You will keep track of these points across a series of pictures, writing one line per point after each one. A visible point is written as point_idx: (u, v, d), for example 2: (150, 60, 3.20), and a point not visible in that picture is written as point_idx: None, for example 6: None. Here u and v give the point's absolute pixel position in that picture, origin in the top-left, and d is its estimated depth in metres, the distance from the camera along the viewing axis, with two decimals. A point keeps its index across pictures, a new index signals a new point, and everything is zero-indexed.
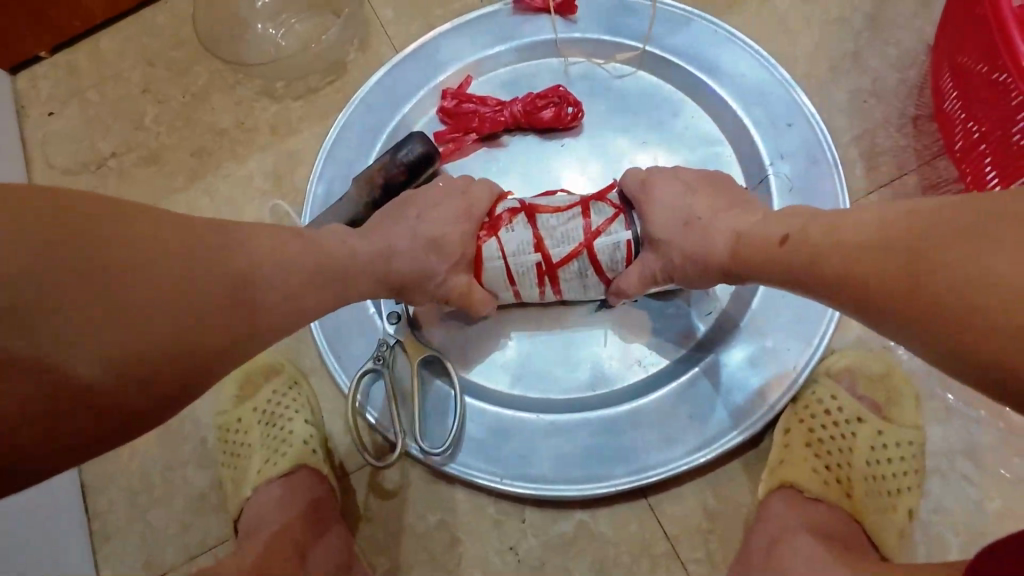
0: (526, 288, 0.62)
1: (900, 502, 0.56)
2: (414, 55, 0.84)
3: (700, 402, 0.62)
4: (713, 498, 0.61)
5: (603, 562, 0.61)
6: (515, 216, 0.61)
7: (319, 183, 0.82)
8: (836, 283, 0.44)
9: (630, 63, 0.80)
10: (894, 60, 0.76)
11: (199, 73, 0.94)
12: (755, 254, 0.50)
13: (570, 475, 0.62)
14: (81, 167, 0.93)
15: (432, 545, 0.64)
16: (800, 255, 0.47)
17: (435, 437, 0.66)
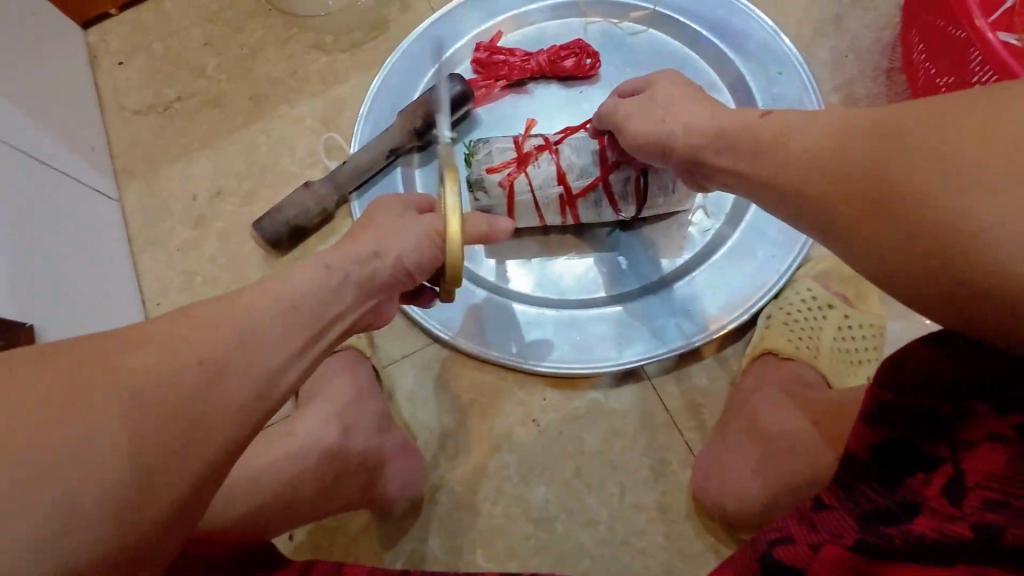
0: (550, 215, 0.73)
1: (860, 371, 0.68)
2: (451, 13, 0.95)
3: (696, 297, 0.73)
4: (706, 378, 0.72)
5: (612, 431, 0.72)
6: (541, 153, 0.71)
7: (365, 121, 0.94)
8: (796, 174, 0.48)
9: (640, 22, 0.92)
10: (871, 22, 0.87)
11: (256, 28, 1.06)
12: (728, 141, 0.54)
13: (583, 357, 0.73)
14: (148, 109, 1.04)
15: (465, 418, 0.75)
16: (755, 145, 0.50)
17: (467, 327, 0.76)
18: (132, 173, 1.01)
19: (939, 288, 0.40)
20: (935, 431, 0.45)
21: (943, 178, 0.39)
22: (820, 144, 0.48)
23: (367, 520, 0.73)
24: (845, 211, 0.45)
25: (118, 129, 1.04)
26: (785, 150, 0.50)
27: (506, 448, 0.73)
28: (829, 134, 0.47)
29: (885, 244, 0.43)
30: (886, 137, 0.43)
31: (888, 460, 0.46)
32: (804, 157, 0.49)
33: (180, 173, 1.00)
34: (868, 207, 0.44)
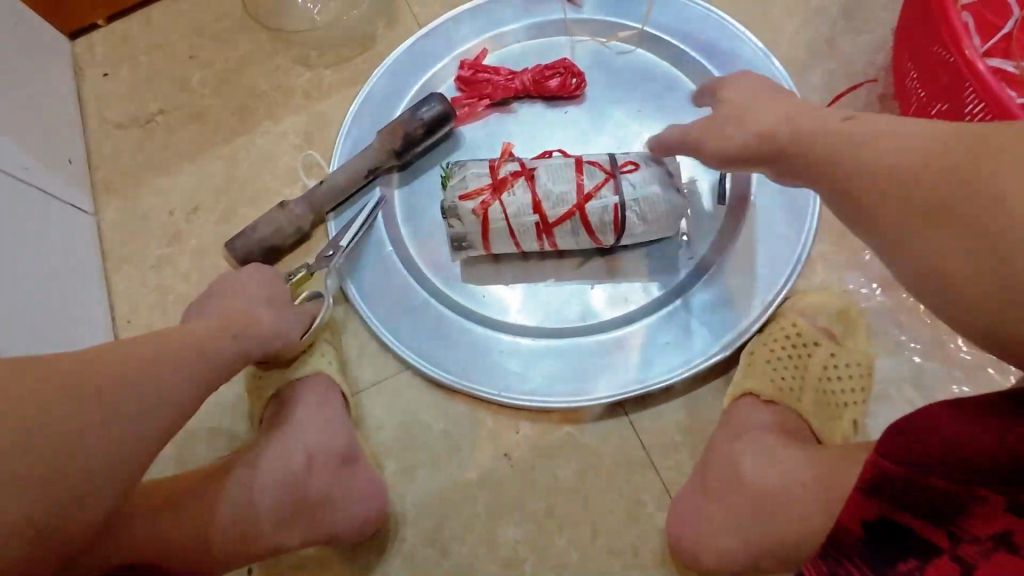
0: (527, 242, 0.70)
1: (848, 414, 0.64)
2: (438, 30, 0.93)
3: (678, 331, 0.70)
4: (686, 415, 0.69)
5: (586, 469, 0.69)
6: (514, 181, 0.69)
7: (347, 138, 0.92)
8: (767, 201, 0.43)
9: (629, 41, 0.89)
10: (865, 46, 0.85)
11: (241, 42, 1.04)
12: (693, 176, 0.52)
13: (559, 391, 0.70)
14: (130, 122, 1.03)
15: (435, 451, 0.72)
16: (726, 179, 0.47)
17: (442, 354, 0.74)
18: (111, 187, 0.99)
19: (997, 297, 0.44)
20: (939, 517, 0.47)
21: (970, 201, 0.45)
22: (931, 145, 0.48)
23: (329, 557, 0.70)
24: (912, 199, 0.48)
25: (99, 143, 1.02)
26: (869, 146, 0.51)
27: (476, 483, 0.71)
28: (908, 149, 0.49)
29: (887, 224, 0.50)
30: (952, 159, 0.46)
31: (883, 537, 0.49)
32: (872, 153, 0.51)
33: (160, 187, 0.98)
34: (927, 197, 0.47)
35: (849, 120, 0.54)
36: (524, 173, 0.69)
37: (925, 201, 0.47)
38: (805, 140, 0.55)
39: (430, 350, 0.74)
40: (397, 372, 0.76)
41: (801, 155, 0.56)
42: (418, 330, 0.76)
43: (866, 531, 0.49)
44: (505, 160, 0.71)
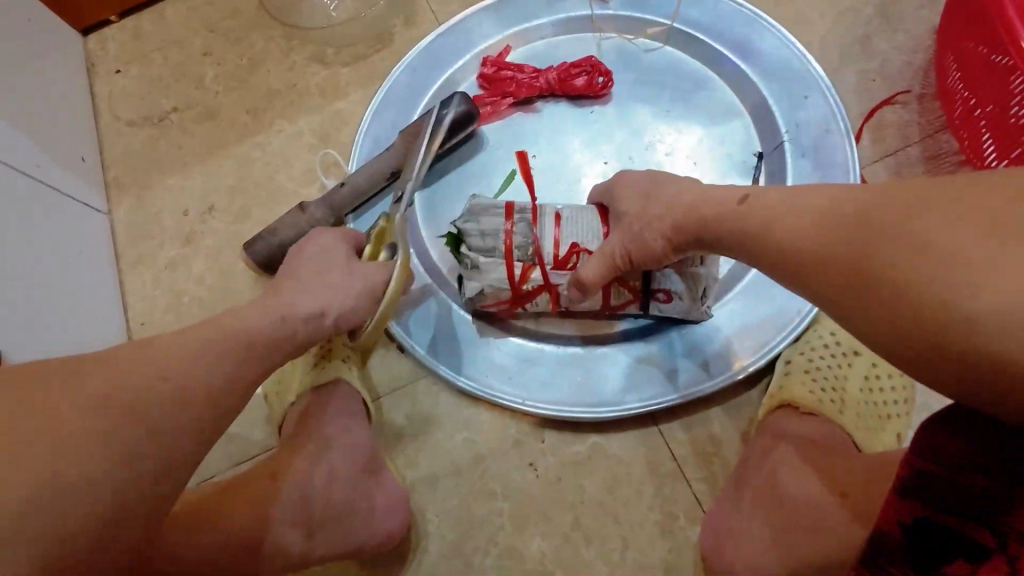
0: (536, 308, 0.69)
1: (890, 426, 0.62)
2: (459, 26, 0.91)
3: (709, 340, 0.68)
4: (719, 426, 0.67)
5: (614, 481, 0.67)
6: (535, 231, 0.64)
7: (366, 136, 0.90)
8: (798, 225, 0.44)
9: (656, 39, 0.87)
10: (901, 44, 0.82)
11: (256, 39, 1.02)
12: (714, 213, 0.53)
13: (585, 400, 0.68)
14: (143, 120, 1.01)
15: (457, 460, 0.70)
16: None
17: (464, 360, 0.72)
18: (123, 186, 0.98)
19: (936, 372, 0.39)
20: (975, 512, 0.42)
21: (894, 242, 0.40)
22: (818, 210, 0.46)
23: (349, 567, 0.68)
24: (822, 276, 0.44)
25: (111, 142, 1.00)
26: (777, 223, 0.48)
27: (500, 494, 0.69)
28: (833, 206, 0.45)
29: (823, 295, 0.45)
30: (864, 223, 0.42)
31: (924, 541, 0.43)
32: (787, 220, 0.47)
33: (173, 187, 0.96)
34: (841, 271, 0.43)
35: (744, 203, 0.52)
36: (546, 223, 0.64)
37: (837, 278, 0.43)
38: (709, 225, 0.54)
39: (451, 356, 0.72)
40: (419, 378, 0.74)
41: (734, 228, 0.52)
42: (438, 337, 0.73)
43: (904, 535, 0.44)
44: (514, 228, 0.64)
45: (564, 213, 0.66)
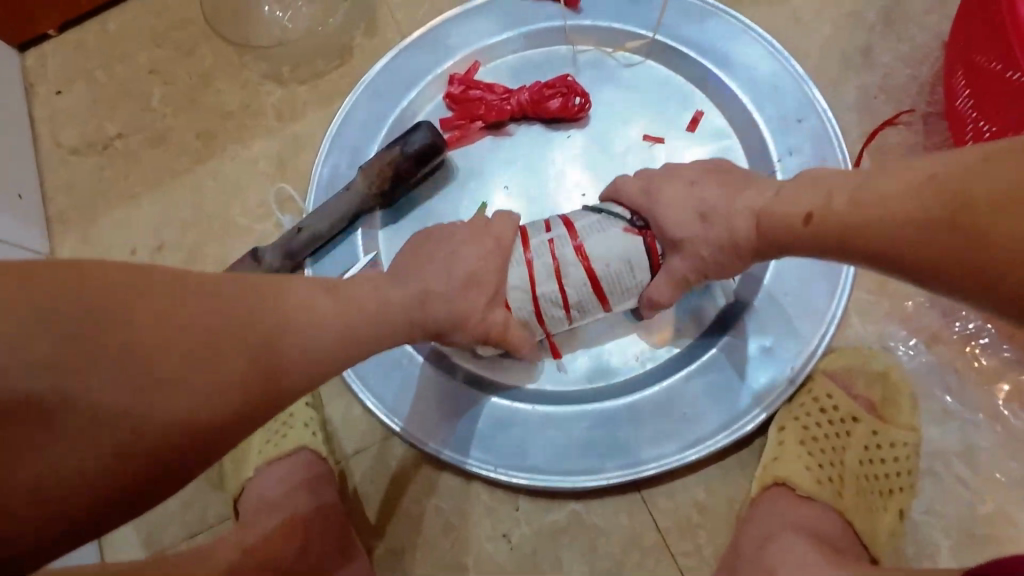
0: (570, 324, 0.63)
1: (891, 503, 0.57)
2: (423, 40, 0.83)
3: (697, 402, 0.62)
4: (707, 493, 0.62)
5: (594, 552, 0.62)
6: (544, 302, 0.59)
7: (322, 167, 0.82)
8: (908, 249, 0.44)
9: (637, 53, 0.79)
10: (905, 55, 0.75)
11: (206, 54, 0.94)
12: (780, 236, 0.52)
13: (563, 467, 0.63)
14: (86, 146, 0.94)
15: (426, 530, 0.65)
16: (831, 233, 0.48)
17: (432, 423, 0.65)
18: (68, 222, 0.91)
19: None
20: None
21: (947, 238, 0.42)
22: (914, 204, 0.44)
23: None
24: (937, 244, 0.43)
25: (53, 172, 0.93)
26: (859, 220, 0.47)
27: (472, 567, 0.64)
28: (916, 190, 0.44)
29: (965, 266, 0.42)
30: (955, 223, 0.42)
31: None
32: (875, 202, 0.46)
33: (120, 223, 0.90)
34: (963, 270, 0.42)
35: (805, 181, 0.52)
36: (550, 279, 0.58)
37: (964, 278, 0.42)
38: (780, 234, 0.52)
39: (419, 418, 0.66)
40: (381, 438, 0.68)
41: (810, 240, 0.50)
42: (402, 396, 0.66)
43: None
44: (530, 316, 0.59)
45: (562, 256, 0.58)
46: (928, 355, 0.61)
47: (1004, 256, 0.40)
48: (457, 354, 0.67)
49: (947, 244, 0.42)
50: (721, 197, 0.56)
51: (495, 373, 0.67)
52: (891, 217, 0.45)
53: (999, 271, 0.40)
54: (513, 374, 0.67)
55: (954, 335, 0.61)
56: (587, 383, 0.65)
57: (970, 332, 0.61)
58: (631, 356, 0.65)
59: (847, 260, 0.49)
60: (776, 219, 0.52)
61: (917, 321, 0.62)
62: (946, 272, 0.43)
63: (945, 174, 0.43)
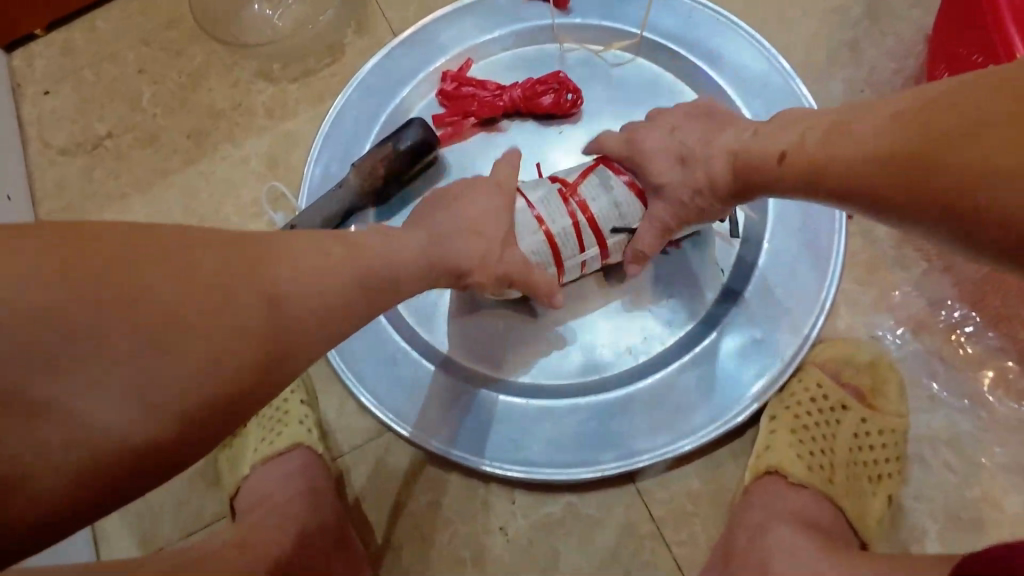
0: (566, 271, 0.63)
1: (881, 488, 0.58)
2: (415, 38, 0.83)
3: (690, 394, 0.63)
4: (701, 484, 0.62)
5: (590, 543, 0.63)
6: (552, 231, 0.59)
7: (315, 165, 0.82)
8: (866, 180, 0.44)
9: (627, 49, 0.80)
10: (890, 49, 0.76)
11: (195, 53, 0.93)
12: (754, 172, 0.52)
13: (559, 459, 0.63)
14: (75, 147, 0.93)
15: (423, 525, 0.66)
16: (803, 166, 0.48)
17: (427, 418, 0.66)
18: (57, 223, 0.90)
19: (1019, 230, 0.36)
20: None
21: (922, 164, 0.40)
22: (887, 134, 0.43)
23: None
24: (907, 169, 0.41)
25: (43, 173, 0.92)
26: (833, 152, 0.46)
27: (469, 561, 0.64)
28: (891, 120, 0.43)
29: (929, 195, 0.40)
30: (915, 154, 0.41)
31: None
32: (848, 134, 0.45)
33: (111, 224, 0.89)
34: (928, 200, 0.40)
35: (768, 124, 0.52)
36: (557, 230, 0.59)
37: (922, 204, 0.41)
38: (754, 176, 0.52)
39: (415, 414, 0.66)
40: (377, 434, 0.69)
41: (781, 180, 0.50)
42: (397, 391, 0.67)
43: None
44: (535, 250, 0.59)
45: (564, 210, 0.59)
46: (916, 344, 0.62)
47: (955, 169, 0.38)
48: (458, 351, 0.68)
49: (916, 171, 0.41)
50: (700, 139, 0.57)
51: (491, 367, 0.67)
52: (859, 147, 0.44)
53: (942, 191, 0.39)
54: (509, 367, 0.67)
55: (941, 323, 0.63)
56: (582, 376, 0.66)
57: (956, 320, 0.62)
58: (625, 348, 0.66)
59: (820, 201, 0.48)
60: (750, 156, 0.52)
61: (904, 310, 0.63)
62: (905, 191, 0.41)
63: (925, 101, 0.42)
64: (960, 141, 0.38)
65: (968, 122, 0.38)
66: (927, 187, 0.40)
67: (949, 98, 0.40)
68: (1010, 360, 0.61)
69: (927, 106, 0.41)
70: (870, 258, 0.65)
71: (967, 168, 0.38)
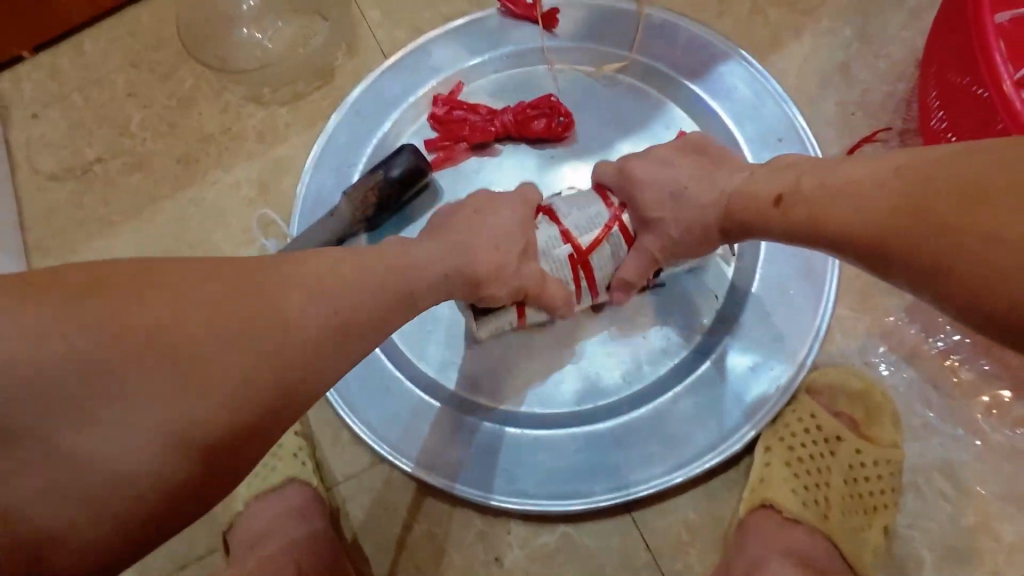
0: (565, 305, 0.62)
1: (876, 519, 0.58)
2: (406, 61, 0.83)
3: (685, 423, 0.62)
4: (696, 513, 0.62)
5: (586, 574, 0.63)
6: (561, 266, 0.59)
7: (307, 191, 0.82)
8: (858, 234, 0.45)
9: (618, 72, 0.80)
10: (881, 71, 0.76)
11: (185, 76, 0.93)
12: (748, 214, 0.52)
13: (553, 491, 0.63)
14: (64, 172, 0.92)
15: (418, 557, 0.66)
16: (796, 216, 0.49)
17: (420, 451, 0.65)
18: (47, 250, 0.90)
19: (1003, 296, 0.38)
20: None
21: (924, 220, 0.41)
22: (881, 181, 0.44)
23: None
24: (901, 241, 0.42)
25: (31, 198, 0.92)
26: (829, 201, 0.47)
27: None
28: (886, 170, 0.45)
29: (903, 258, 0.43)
30: (917, 211, 0.42)
31: None
32: (851, 190, 0.46)
33: (101, 249, 0.89)
34: (909, 258, 0.42)
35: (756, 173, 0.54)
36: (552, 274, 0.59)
37: (910, 265, 0.42)
38: (743, 212, 0.53)
39: (408, 447, 0.65)
40: (371, 466, 0.68)
41: (771, 228, 0.51)
42: (392, 424, 0.66)
43: None
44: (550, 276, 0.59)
45: (555, 249, 0.59)
46: (909, 371, 0.62)
47: (955, 233, 0.39)
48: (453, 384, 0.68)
49: (896, 243, 0.43)
50: (695, 176, 0.57)
51: (484, 398, 0.67)
52: (848, 204, 0.45)
53: (944, 261, 0.40)
54: (504, 399, 0.67)
55: (932, 350, 0.63)
56: (576, 406, 0.66)
57: (947, 347, 0.62)
58: (619, 377, 0.66)
59: (817, 245, 0.49)
60: (744, 197, 0.53)
61: (897, 337, 0.63)
62: (882, 260, 0.44)
63: (915, 166, 0.43)
64: (945, 205, 0.40)
65: (965, 192, 0.40)
66: (914, 258, 0.42)
67: (936, 168, 0.42)
68: (1003, 386, 0.61)
69: (920, 161, 0.43)
70: (863, 285, 0.65)
71: (970, 227, 0.39)
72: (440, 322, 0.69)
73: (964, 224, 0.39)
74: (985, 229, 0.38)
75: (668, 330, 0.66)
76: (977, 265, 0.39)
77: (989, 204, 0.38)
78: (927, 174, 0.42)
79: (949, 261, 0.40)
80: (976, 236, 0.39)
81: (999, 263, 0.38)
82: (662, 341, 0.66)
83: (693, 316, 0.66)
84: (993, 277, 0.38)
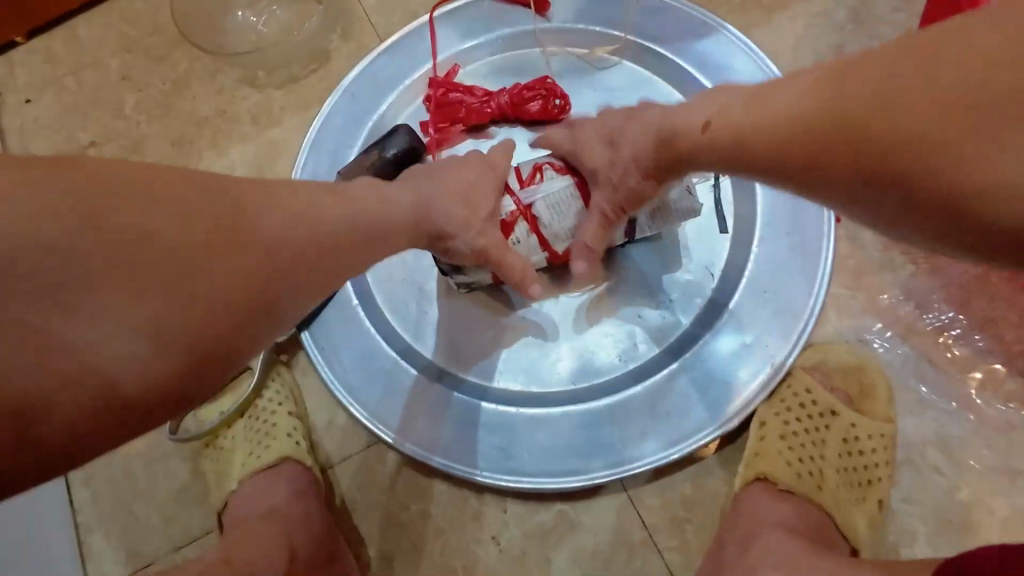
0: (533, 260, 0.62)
1: (870, 492, 0.58)
2: (401, 43, 0.83)
3: (681, 400, 0.62)
4: (692, 491, 0.62)
5: (583, 552, 0.63)
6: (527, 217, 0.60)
7: (303, 173, 0.81)
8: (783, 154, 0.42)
9: (613, 54, 0.80)
10: (876, 51, 0.76)
11: (179, 60, 0.92)
12: (677, 141, 0.50)
13: (550, 469, 0.63)
14: (57, 156, 0.92)
15: (414, 536, 0.65)
16: (724, 138, 0.46)
17: (415, 430, 0.65)
18: None
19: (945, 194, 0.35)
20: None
21: (859, 128, 0.38)
22: (804, 92, 0.42)
23: None
24: (835, 154, 0.40)
25: None
26: (757, 115, 0.44)
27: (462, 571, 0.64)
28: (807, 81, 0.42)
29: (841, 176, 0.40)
30: (840, 129, 0.39)
31: None
32: (775, 103, 0.43)
33: None
34: (844, 167, 0.39)
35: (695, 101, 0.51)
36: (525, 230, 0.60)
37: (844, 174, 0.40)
38: (681, 148, 0.50)
39: (404, 425, 0.65)
40: (367, 446, 0.68)
41: (706, 156, 0.49)
42: (388, 403, 0.66)
43: None
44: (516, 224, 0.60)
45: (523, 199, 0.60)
46: (904, 347, 0.63)
47: (895, 134, 0.36)
48: (448, 368, 0.67)
49: (832, 163, 0.40)
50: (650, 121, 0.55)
51: (480, 378, 0.67)
52: (772, 119, 0.43)
53: (883, 165, 0.37)
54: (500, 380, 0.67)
55: (928, 326, 0.63)
56: (573, 386, 0.66)
57: (943, 323, 0.63)
58: (616, 356, 0.66)
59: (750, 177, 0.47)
60: (677, 128, 0.50)
61: (891, 313, 0.63)
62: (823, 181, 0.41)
63: (838, 69, 0.40)
64: (884, 107, 0.37)
65: (901, 94, 0.36)
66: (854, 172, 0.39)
67: (855, 71, 0.39)
68: (997, 361, 0.61)
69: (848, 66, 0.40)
70: (858, 262, 0.65)
71: (908, 127, 0.36)
72: (433, 307, 0.69)
73: (909, 123, 0.36)
74: (925, 126, 0.35)
75: (664, 308, 0.66)
76: (917, 172, 0.36)
77: (931, 100, 0.35)
78: (857, 77, 0.39)
79: (894, 172, 0.37)
80: (920, 136, 0.35)
81: (940, 163, 0.35)
82: (658, 321, 0.66)
83: (688, 296, 0.66)
84: (942, 179, 0.35)
